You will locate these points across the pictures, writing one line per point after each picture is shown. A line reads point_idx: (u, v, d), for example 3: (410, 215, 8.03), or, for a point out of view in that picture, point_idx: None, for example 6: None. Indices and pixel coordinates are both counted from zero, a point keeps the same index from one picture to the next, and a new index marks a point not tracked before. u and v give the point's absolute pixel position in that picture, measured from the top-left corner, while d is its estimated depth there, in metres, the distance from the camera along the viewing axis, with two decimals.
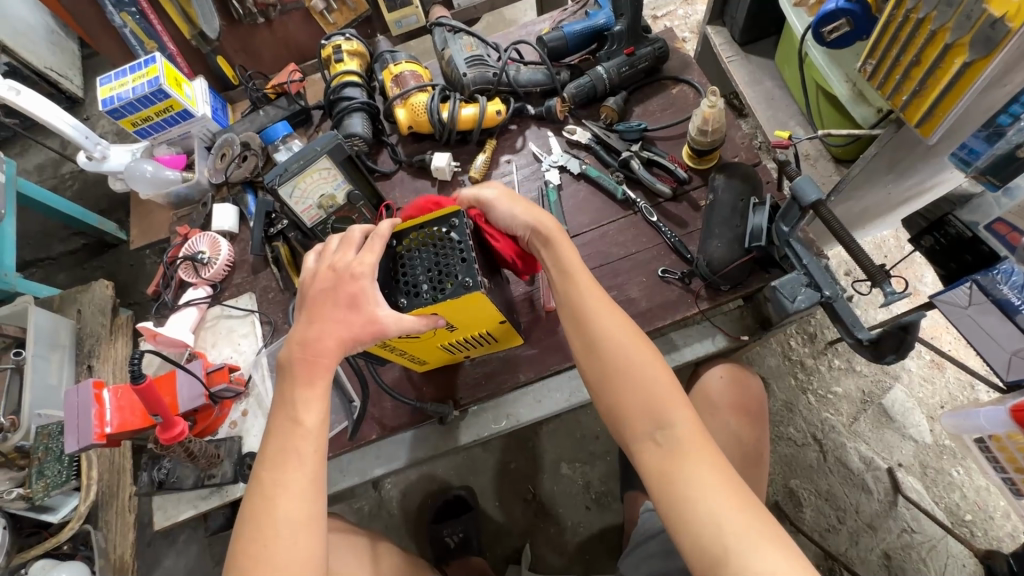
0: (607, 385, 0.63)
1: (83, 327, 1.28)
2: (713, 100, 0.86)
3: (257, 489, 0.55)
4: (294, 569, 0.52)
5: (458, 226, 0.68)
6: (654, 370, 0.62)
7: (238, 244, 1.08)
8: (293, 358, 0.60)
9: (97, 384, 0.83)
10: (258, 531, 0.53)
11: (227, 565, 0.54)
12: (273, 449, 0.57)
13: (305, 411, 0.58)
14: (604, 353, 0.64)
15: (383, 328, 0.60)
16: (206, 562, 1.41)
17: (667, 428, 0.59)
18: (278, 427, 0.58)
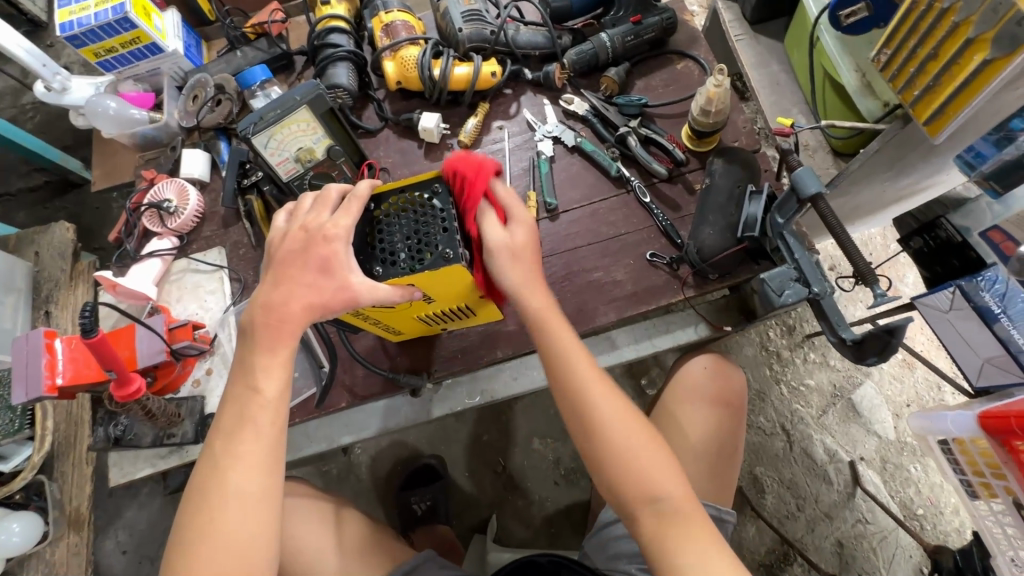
0: (608, 460, 0.63)
1: (42, 271, 1.22)
2: (720, 79, 0.81)
3: (210, 456, 0.52)
4: (243, 543, 0.49)
5: (441, 192, 0.64)
6: (632, 434, 0.63)
7: (208, 194, 1.02)
8: (255, 322, 0.56)
9: (49, 333, 0.78)
10: (207, 503, 0.50)
11: (173, 535, 0.51)
12: (229, 417, 0.53)
13: (265, 379, 0.54)
14: (603, 427, 0.63)
15: (356, 297, 0.56)
16: (169, 516, 1.40)
17: (658, 501, 0.61)
18: (236, 394, 0.54)
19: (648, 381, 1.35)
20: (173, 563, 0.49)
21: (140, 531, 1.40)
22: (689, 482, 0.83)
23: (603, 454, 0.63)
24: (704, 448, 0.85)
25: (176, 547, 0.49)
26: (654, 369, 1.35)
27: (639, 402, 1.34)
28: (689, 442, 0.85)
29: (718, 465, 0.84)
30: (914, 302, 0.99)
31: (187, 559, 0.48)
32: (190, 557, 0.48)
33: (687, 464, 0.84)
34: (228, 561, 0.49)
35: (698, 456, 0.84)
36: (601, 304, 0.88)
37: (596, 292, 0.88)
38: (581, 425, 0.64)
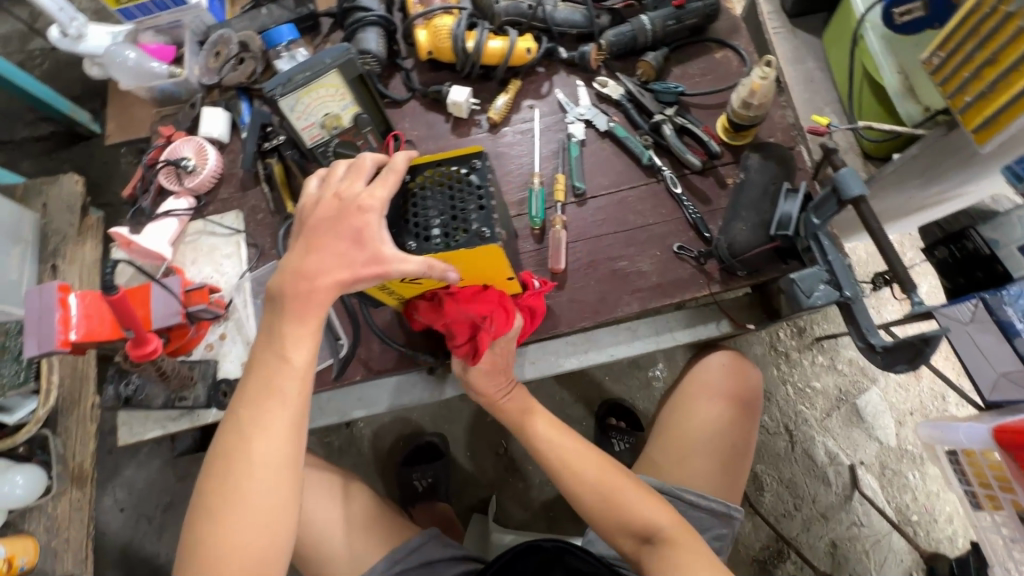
0: (598, 515, 0.72)
1: (49, 223, 1.20)
2: (765, 71, 0.79)
3: (233, 421, 0.51)
4: (269, 512, 0.49)
5: (479, 168, 0.62)
6: (610, 473, 0.73)
7: (227, 155, 0.99)
8: (284, 290, 0.53)
9: (62, 288, 0.77)
10: (232, 471, 0.49)
11: (195, 501, 0.50)
12: (254, 384, 0.51)
13: (294, 348, 0.52)
14: (583, 485, 0.73)
15: (389, 271, 0.53)
16: (168, 477, 1.40)
17: (648, 534, 0.68)
18: (262, 361, 0.52)
19: (655, 374, 1.35)
20: (197, 528, 0.49)
21: (139, 490, 1.40)
22: (698, 477, 0.83)
23: (593, 508, 0.72)
24: (715, 442, 0.85)
25: (200, 513, 0.49)
26: (662, 362, 1.34)
27: (644, 394, 1.34)
28: (700, 436, 0.86)
29: (728, 461, 0.85)
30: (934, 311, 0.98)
31: (214, 525, 0.48)
32: (216, 523, 0.48)
33: (698, 459, 0.84)
34: (255, 529, 0.48)
35: (709, 453, 0.85)
36: (624, 293, 0.87)
37: (620, 282, 0.87)
38: (567, 485, 0.75)
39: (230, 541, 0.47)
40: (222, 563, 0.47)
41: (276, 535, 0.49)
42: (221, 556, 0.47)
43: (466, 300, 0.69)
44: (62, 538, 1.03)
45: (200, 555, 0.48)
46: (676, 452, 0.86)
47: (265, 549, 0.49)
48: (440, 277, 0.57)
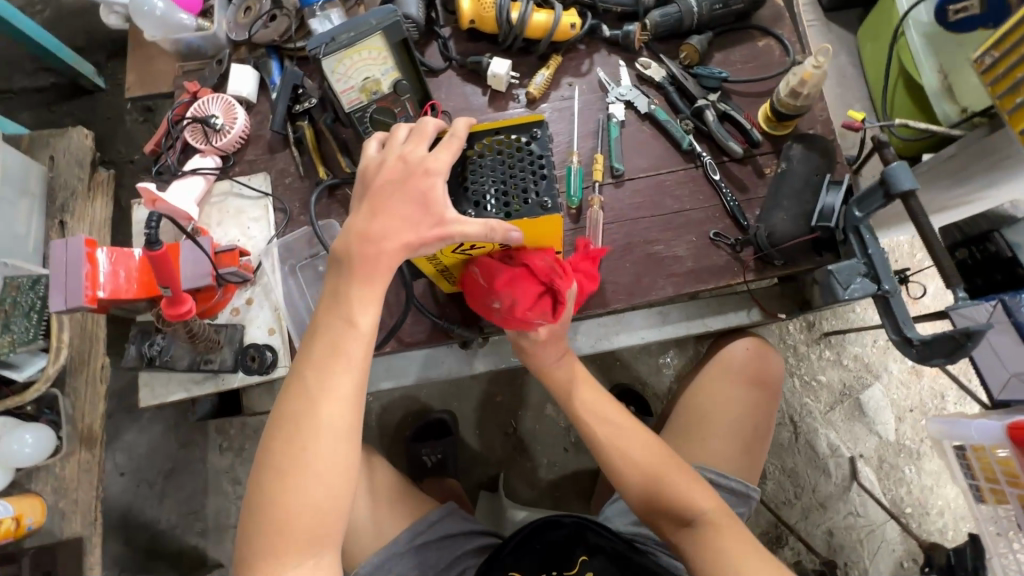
0: (640, 492, 0.73)
1: (56, 177, 1.14)
2: (819, 60, 0.78)
3: (298, 381, 0.52)
4: (334, 473, 0.51)
5: (540, 137, 0.61)
6: (651, 449, 0.75)
7: (254, 116, 0.96)
8: (350, 252, 0.54)
9: (90, 242, 0.75)
10: (299, 432, 0.50)
11: (258, 461, 0.52)
12: (320, 348, 0.53)
13: (361, 312, 0.53)
14: (627, 460, 0.74)
15: (454, 237, 0.53)
16: (171, 444, 1.38)
17: (686, 515, 0.70)
18: (328, 324, 0.53)
19: (666, 361, 1.36)
20: (263, 486, 0.50)
21: (140, 455, 1.37)
22: (718, 456, 0.84)
23: (637, 486, 0.73)
24: (738, 424, 0.87)
25: (266, 472, 0.51)
26: (674, 350, 1.35)
27: (655, 380, 1.35)
28: (724, 417, 0.88)
29: (748, 444, 0.86)
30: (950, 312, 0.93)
31: (280, 484, 0.50)
32: (282, 482, 0.50)
33: (718, 439, 0.86)
34: (319, 489, 0.50)
35: (731, 433, 0.86)
36: (659, 277, 0.87)
37: (655, 265, 0.87)
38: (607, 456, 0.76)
39: (304, 500, 0.50)
40: (289, 519, 0.50)
41: (338, 495, 0.51)
42: (288, 513, 0.50)
43: (499, 278, 0.66)
44: (70, 499, 1.01)
45: (268, 511, 0.50)
46: (696, 432, 0.87)
47: (328, 508, 0.51)
48: (504, 239, 0.55)
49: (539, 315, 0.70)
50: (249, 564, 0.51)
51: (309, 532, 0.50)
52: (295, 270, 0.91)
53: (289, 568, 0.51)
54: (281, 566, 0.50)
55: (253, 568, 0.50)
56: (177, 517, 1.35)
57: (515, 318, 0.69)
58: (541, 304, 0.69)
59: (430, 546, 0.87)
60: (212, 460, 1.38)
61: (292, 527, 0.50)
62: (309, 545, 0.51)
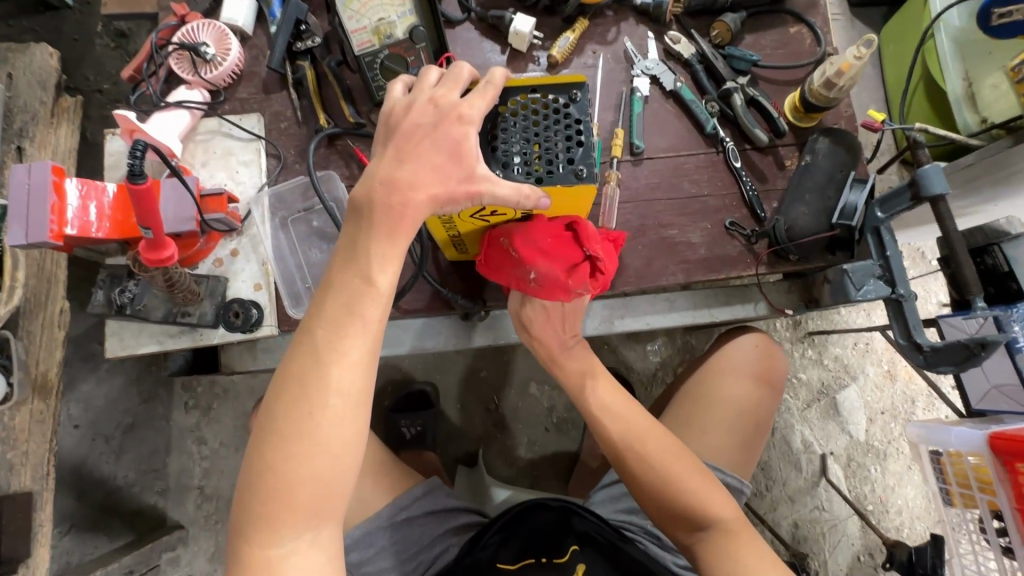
0: (656, 497, 0.72)
1: (15, 98, 1.01)
2: (861, 51, 0.75)
3: (309, 343, 0.49)
4: (340, 443, 0.49)
5: (580, 100, 0.56)
6: (673, 451, 0.73)
7: (249, 49, 0.87)
8: (373, 200, 0.50)
9: (57, 170, 0.67)
10: (307, 398, 0.48)
11: (260, 422, 0.49)
12: (334, 306, 0.49)
13: (380, 270, 0.50)
14: (646, 467, 0.72)
15: (485, 196, 0.50)
16: (131, 398, 1.30)
17: (705, 520, 0.69)
18: (344, 281, 0.50)
19: (653, 348, 1.35)
20: (265, 453, 0.48)
21: (97, 407, 1.28)
22: (716, 451, 0.85)
23: (654, 492, 0.71)
24: (740, 420, 0.87)
25: (270, 436, 0.48)
26: (662, 338, 1.35)
27: (641, 366, 1.34)
28: (727, 411, 0.88)
29: (745, 441, 0.87)
30: (938, 322, 0.95)
31: (285, 450, 0.48)
32: (287, 447, 0.48)
33: (716, 433, 0.86)
34: (323, 457, 0.48)
35: (731, 429, 0.87)
36: (670, 263, 0.84)
37: (668, 250, 0.85)
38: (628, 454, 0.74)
39: (312, 474, 0.48)
40: (291, 487, 0.48)
41: (344, 465, 0.49)
42: (292, 479, 0.48)
43: (530, 248, 0.63)
44: (20, 450, 0.92)
45: (270, 475, 0.48)
46: (696, 424, 0.87)
47: (333, 478, 0.49)
48: (534, 207, 0.51)
49: (576, 285, 0.68)
50: (245, 528, 0.48)
51: (311, 500, 0.48)
52: (286, 223, 0.86)
53: (286, 536, 0.48)
54: (279, 533, 0.48)
55: (250, 533, 0.48)
56: (136, 475, 1.28)
57: (548, 287, 0.67)
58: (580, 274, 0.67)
59: (412, 522, 0.85)
60: (176, 419, 1.31)
61: (296, 494, 0.48)
62: (309, 513, 0.48)
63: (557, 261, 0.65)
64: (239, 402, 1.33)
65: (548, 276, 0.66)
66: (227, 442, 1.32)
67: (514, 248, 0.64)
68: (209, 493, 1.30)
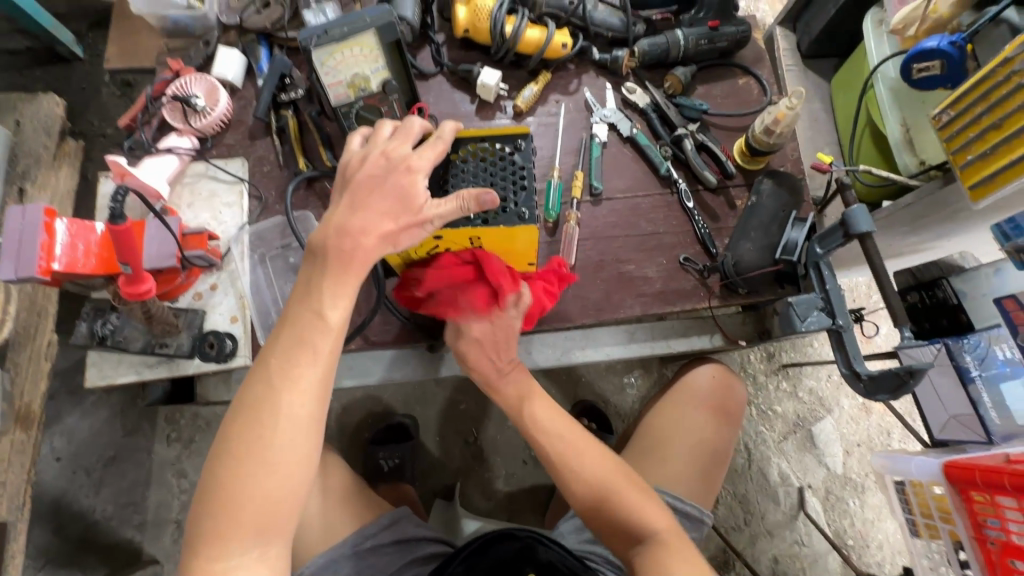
0: (602, 516, 0.73)
1: (20, 144, 1.08)
2: (792, 102, 0.82)
3: (264, 370, 0.53)
4: (288, 464, 0.52)
5: (523, 148, 0.63)
6: (602, 465, 0.76)
7: (238, 100, 0.95)
8: (327, 245, 0.54)
9: (48, 211, 0.72)
10: (260, 420, 0.51)
11: (216, 443, 0.52)
12: (287, 337, 0.54)
13: (331, 306, 0.54)
14: (585, 480, 0.75)
15: (435, 221, 0.55)
16: (115, 430, 1.32)
17: (638, 530, 0.71)
18: (298, 315, 0.54)
19: (629, 381, 1.37)
20: (217, 473, 0.51)
21: (80, 439, 1.30)
22: (677, 478, 0.87)
23: (598, 511, 0.74)
24: (697, 447, 0.90)
25: (226, 455, 0.51)
26: (638, 371, 1.37)
27: (617, 399, 1.36)
28: (683, 440, 0.91)
29: (705, 469, 0.89)
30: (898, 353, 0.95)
31: (239, 470, 0.51)
32: (238, 464, 0.51)
33: (674, 460, 0.88)
34: (276, 476, 0.51)
35: (689, 457, 0.89)
36: (628, 296, 0.89)
37: (626, 284, 0.89)
38: (563, 470, 0.77)
39: (259, 492, 0.50)
40: (243, 505, 0.50)
41: (293, 485, 0.52)
42: (243, 498, 0.50)
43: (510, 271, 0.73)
44: None
45: (222, 492, 0.51)
46: (655, 453, 0.90)
47: (282, 496, 0.52)
48: (478, 203, 0.53)
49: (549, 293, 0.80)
50: (197, 544, 0.51)
51: (262, 517, 0.51)
52: (264, 259, 0.91)
53: (236, 551, 0.51)
54: (229, 546, 0.51)
55: (201, 547, 0.51)
56: (114, 508, 1.29)
57: (527, 310, 0.78)
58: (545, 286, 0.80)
59: (377, 551, 0.87)
60: (158, 451, 1.33)
61: (246, 513, 0.50)
62: (259, 529, 0.51)
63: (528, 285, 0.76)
64: None
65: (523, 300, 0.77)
66: None
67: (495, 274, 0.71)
68: (186, 526, 1.30)
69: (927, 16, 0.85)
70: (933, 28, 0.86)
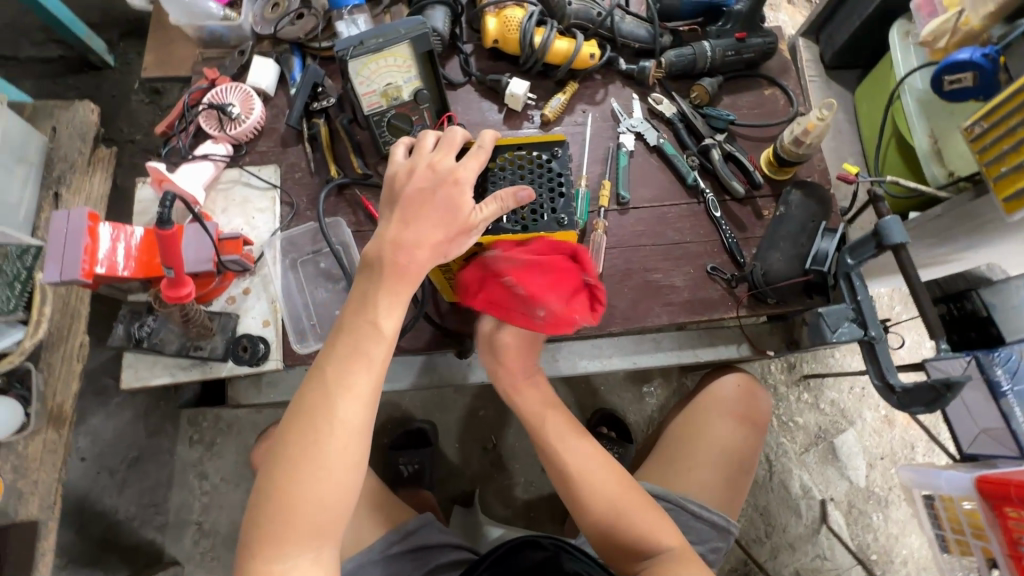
0: (609, 531, 0.73)
1: (56, 150, 1.11)
2: (823, 113, 0.82)
3: (321, 378, 0.54)
4: (342, 470, 0.52)
5: (560, 155, 0.67)
6: (610, 480, 0.76)
7: (271, 108, 0.97)
8: (381, 258, 0.56)
9: (92, 216, 0.74)
10: (316, 425, 0.52)
11: (273, 446, 0.53)
12: (342, 346, 0.55)
13: (385, 316, 0.56)
14: (595, 497, 0.75)
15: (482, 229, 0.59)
16: (138, 431, 1.33)
17: (646, 545, 0.71)
18: (354, 324, 0.55)
19: (648, 390, 1.37)
20: (274, 476, 0.52)
21: (105, 441, 1.31)
22: (706, 489, 0.87)
23: (606, 526, 0.73)
24: (725, 458, 0.90)
25: (281, 459, 0.52)
26: (658, 380, 1.37)
27: (637, 407, 1.36)
28: (712, 450, 0.90)
29: (733, 481, 0.89)
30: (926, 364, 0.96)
31: (294, 475, 0.51)
32: (294, 468, 0.51)
33: (704, 470, 0.88)
34: (328, 482, 0.52)
35: (717, 468, 0.89)
36: (655, 305, 0.89)
37: (653, 293, 0.89)
38: (572, 482, 0.76)
39: (312, 497, 0.51)
40: (297, 510, 0.51)
41: (344, 492, 0.53)
42: (297, 502, 0.51)
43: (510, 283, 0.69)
44: (30, 479, 0.96)
45: (278, 496, 0.51)
46: (683, 463, 0.90)
47: (334, 502, 0.52)
48: (514, 200, 0.59)
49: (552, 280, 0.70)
50: (252, 547, 0.52)
51: (314, 521, 0.52)
52: (295, 264, 0.92)
53: (289, 554, 0.51)
54: (283, 549, 0.51)
55: (255, 549, 0.51)
56: (136, 509, 1.30)
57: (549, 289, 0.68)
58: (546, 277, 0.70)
59: (402, 556, 0.87)
60: (180, 453, 1.35)
61: (299, 518, 0.51)
62: (312, 533, 0.52)
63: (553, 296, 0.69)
64: (242, 437, 1.37)
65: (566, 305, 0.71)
66: (227, 478, 1.34)
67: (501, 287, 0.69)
68: (207, 528, 1.32)
69: (958, 29, 0.85)
70: (964, 41, 0.86)
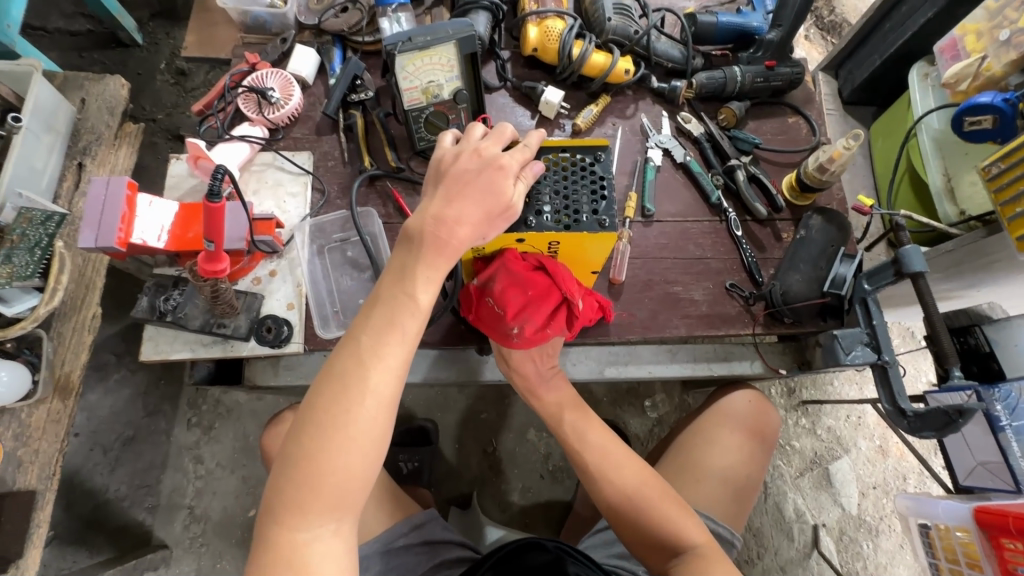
0: (637, 527, 0.74)
1: (84, 120, 1.10)
2: (850, 143, 0.86)
3: (354, 346, 0.55)
4: (369, 441, 0.53)
5: (603, 160, 0.71)
6: (632, 473, 0.77)
7: (308, 96, 0.98)
8: (423, 231, 0.57)
9: (132, 185, 0.75)
10: (345, 393, 0.53)
11: (302, 413, 0.54)
12: (377, 317, 0.56)
13: (423, 289, 0.56)
14: (613, 486, 0.77)
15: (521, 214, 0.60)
16: (136, 410, 1.32)
17: (678, 542, 0.71)
18: (389, 295, 0.56)
19: (650, 405, 1.38)
20: (303, 441, 0.52)
21: (100, 417, 1.29)
22: (708, 499, 0.88)
23: (633, 521, 0.74)
24: (734, 473, 0.91)
25: (310, 424, 0.53)
26: (660, 394, 1.39)
27: (638, 420, 1.37)
28: (720, 463, 0.92)
29: (737, 496, 0.90)
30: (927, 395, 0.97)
31: (322, 440, 0.52)
32: (322, 434, 0.52)
33: (708, 482, 0.90)
34: (354, 450, 0.52)
35: (723, 480, 0.90)
36: (674, 317, 0.91)
37: (672, 304, 0.91)
38: (599, 473, 0.78)
39: (339, 463, 0.52)
40: (322, 475, 0.52)
41: (368, 461, 0.53)
42: (325, 468, 0.52)
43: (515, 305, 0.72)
44: (30, 448, 0.94)
45: (304, 462, 0.52)
46: (690, 474, 0.91)
47: (359, 470, 0.53)
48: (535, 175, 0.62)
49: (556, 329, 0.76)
50: (276, 510, 0.52)
51: (338, 489, 0.52)
52: (322, 250, 0.93)
53: (311, 523, 0.52)
54: (306, 517, 0.51)
55: (279, 514, 0.52)
56: (128, 489, 1.28)
57: (536, 336, 0.75)
58: (556, 318, 0.75)
59: (407, 550, 0.87)
60: (176, 435, 1.33)
61: (324, 485, 0.52)
62: (334, 503, 0.52)
63: (537, 311, 0.73)
64: (241, 423, 1.35)
65: (584, 306, 0.79)
66: (223, 463, 1.33)
67: (497, 304, 0.72)
68: (199, 513, 1.30)
69: (980, 74, 0.90)
70: (984, 86, 0.90)
